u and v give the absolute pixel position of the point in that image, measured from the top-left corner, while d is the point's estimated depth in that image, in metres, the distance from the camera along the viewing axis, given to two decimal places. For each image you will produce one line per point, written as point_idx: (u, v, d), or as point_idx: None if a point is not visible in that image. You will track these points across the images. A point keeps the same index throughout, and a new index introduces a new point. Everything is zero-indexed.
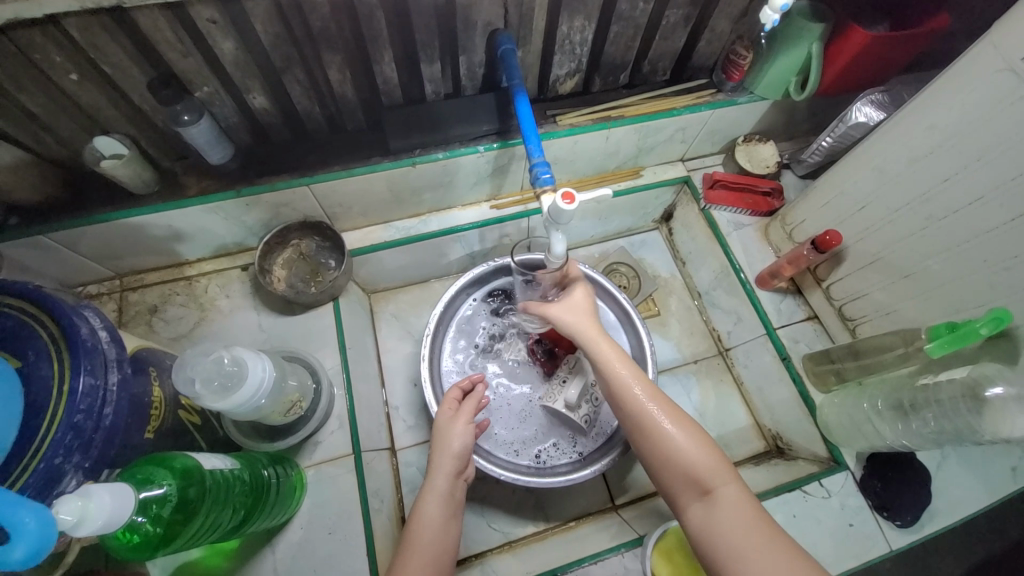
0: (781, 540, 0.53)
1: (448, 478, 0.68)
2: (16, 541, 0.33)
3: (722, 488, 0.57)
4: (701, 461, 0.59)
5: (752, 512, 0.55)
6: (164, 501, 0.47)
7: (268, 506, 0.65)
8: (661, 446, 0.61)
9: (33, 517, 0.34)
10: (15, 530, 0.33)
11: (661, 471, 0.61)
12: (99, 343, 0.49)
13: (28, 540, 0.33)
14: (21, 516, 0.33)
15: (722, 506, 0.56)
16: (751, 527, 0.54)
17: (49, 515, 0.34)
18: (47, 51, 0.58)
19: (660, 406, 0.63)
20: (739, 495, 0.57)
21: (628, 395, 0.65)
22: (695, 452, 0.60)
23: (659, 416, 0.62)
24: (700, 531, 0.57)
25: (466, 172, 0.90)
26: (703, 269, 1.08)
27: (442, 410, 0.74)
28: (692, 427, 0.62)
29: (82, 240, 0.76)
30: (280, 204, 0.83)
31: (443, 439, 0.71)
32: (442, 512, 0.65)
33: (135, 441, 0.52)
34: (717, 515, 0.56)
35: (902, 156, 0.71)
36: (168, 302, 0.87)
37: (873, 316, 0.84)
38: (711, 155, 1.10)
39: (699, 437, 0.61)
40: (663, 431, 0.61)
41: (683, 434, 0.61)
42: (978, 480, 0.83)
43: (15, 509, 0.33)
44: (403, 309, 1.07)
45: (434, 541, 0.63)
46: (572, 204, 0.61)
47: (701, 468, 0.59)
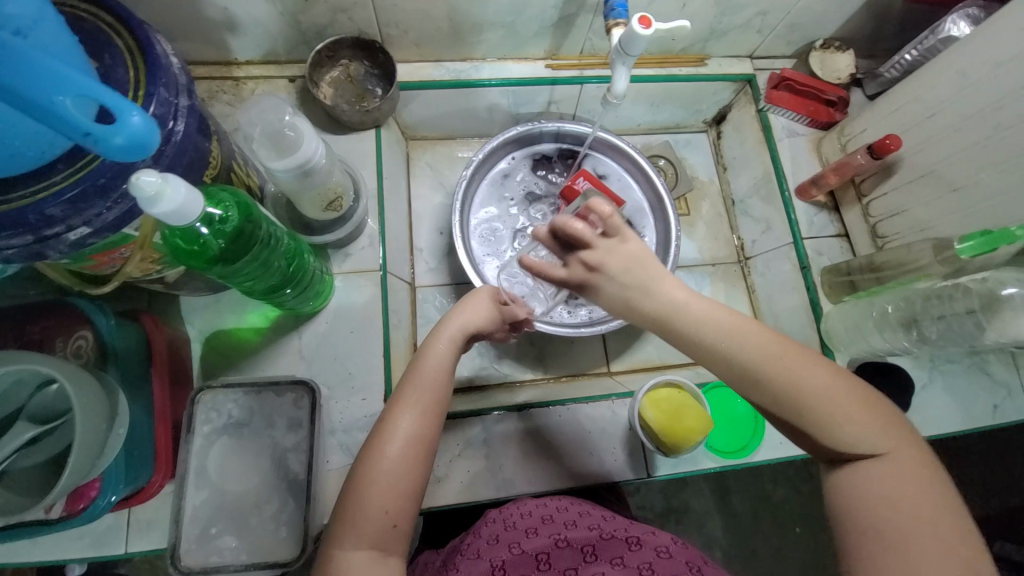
0: (950, 520, 0.44)
1: (461, 330, 0.65)
2: (118, 130, 0.39)
3: (881, 454, 0.48)
4: (857, 425, 0.48)
5: (918, 485, 0.46)
6: (225, 221, 0.50)
7: (304, 284, 0.70)
8: (801, 407, 0.50)
9: (136, 120, 0.40)
10: (123, 121, 0.39)
11: (796, 431, 0.51)
12: (172, 66, 0.50)
13: (127, 134, 0.40)
14: (129, 111, 0.40)
15: (876, 473, 0.47)
16: (916, 506, 0.45)
17: (149, 125, 0.41)
18: None
19: (790, 357, 0.51)
20: (901, 464, 0.47)
21: (758, 350, 0.52)
22: (848, 414, 0.49)
23: (802, 372, 0.50)
24: (842, 498, 0.49)
25: (530, 16, 0.86)
26: (743, 176, 1.07)
27: (479, 288, 0.71)
28: (846, 384, 0.50)
29: (138, 5, 0.74)
30: (338, 9, 0.81)
31: (470, 304, 0.68)
32: (450, 357, 0.63)
33: (196, 178, 0.55)
34: (867, 484, 0.47)
35: (994, 56, 0.67)
36: (215, 99, 0.87)
37: (906, 235, 0.85)
38: (781, 59, 1.04)
39: (855, 397, 0.50)
40: (807, 391, 0.50)
41: (830, 392, 0.49)
42: (956, 405, 0.88)
43: (122, 106, 0.40)
44: (439, 162, 1.08)
45: (435, 380, 0.60)
46: (648, 29, 0.59)
47: (853, 431, 0.48)
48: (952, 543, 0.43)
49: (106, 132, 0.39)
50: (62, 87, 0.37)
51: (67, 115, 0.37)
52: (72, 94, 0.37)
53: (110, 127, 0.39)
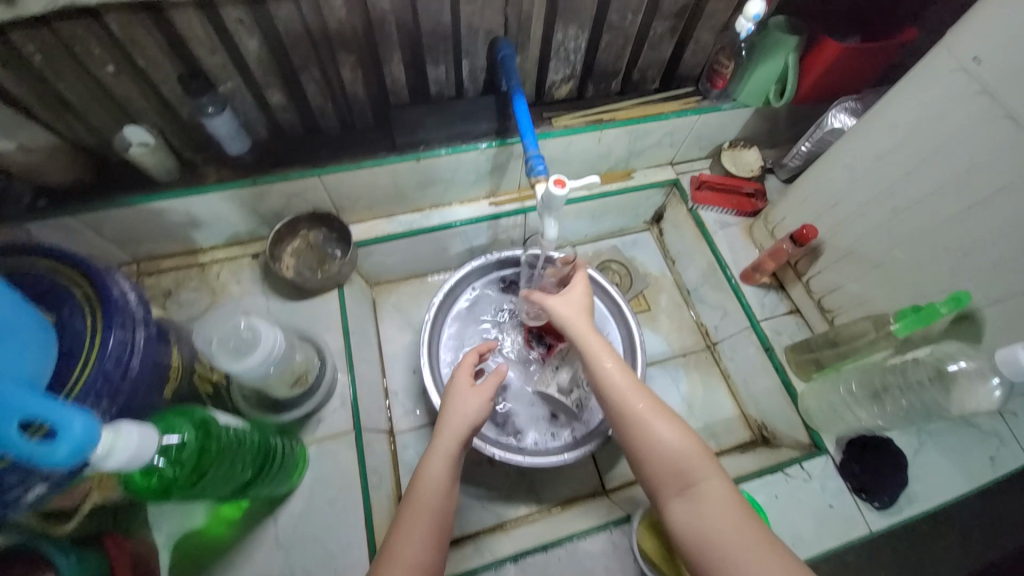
0: (759, 531, 0.56)
1: (458, 442, 0.69)
2: (62, 441, 0.39)
3: (706, 482, 0.61)
4: (686, 454, 0.62)
5: (733, 505, 0.59)
6: (181, 447, 0.51)
7: (274, 472, 0.68)
8: (647, 442, 0.64)
9: (80, 424, 0.40)
10: (65, 430, 0.39)
11: (644, 464, 0.64)
12: (128, 303, 0.53)
13: (71, 442, 0.40)
14: (70, 419, 0.40)
15: (705, 497, 0.60)
16: (732, 521, 0.57)
17: (92, 424, 0.41)
18: (87, 44, 0.64)
19: (643, 399, 0.67)
20: (718, 488, 0.60)
21: (618, 394, 0.67)
22: (679, 447, 0.63)
23: (644, 412, 0.65)
24: (681, 520, 0.60)
25: (466, 170, 0.96)
26: (691, 267, 1.13)
27: (459, 378, 0.76)
28: (675, 421, 0.65)
29: (105, 224, 0.81)
30: (292, 194, 0.89)
31: (459, 410, 0.72)
32: (449, 476, 0.66)
33: (155, 399, 0.56)
34: (698, 508, 0.59)
35: (869, 154, 0.77)
36: (182, 287, 0.91)
37: (849, 307, 0.89)
38: (699, 160, 1.15)
39: (686, 435, 0.64)
40: (648, 427, 0.64)
41: (664, 426, 0.64)
42: (953, 466, 0.86)
43: (64, 415, 0.40)
44: (404, 301, 1.12)
45: (438, 503, 0.64)
46: (564, 189, 0.67)
47: (683, 460, 0.62)
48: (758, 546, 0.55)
49: (49, 447, 0.39)
50: (7, 414, 0.38)
51: (10, 439, 0.38)
52: (17, 417, 0.39)
53: (54, 441, 0.39)
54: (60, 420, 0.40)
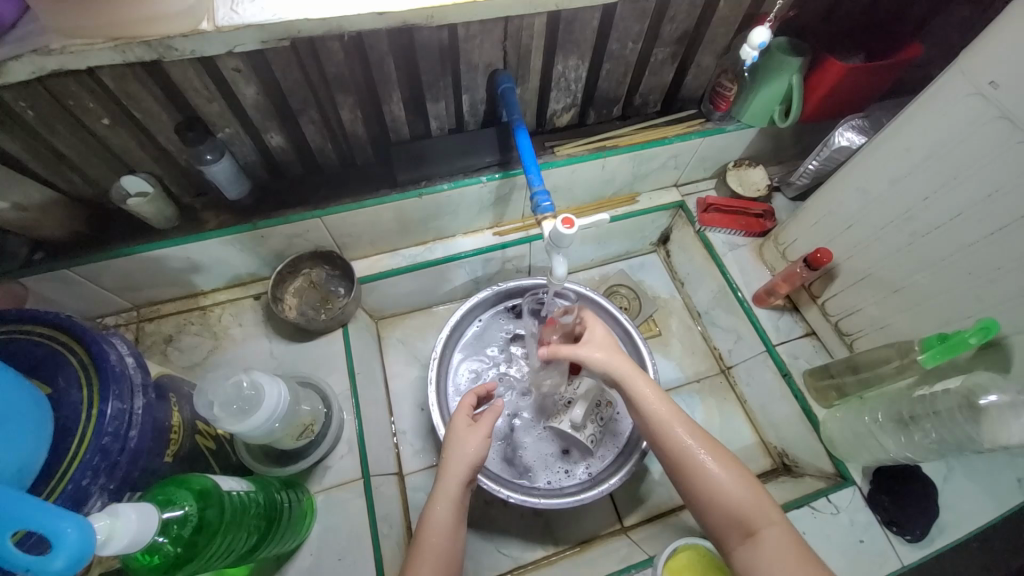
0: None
1: (460, 485, 0.67)
2: (57, 551, 0.35)
3: (771, 528, 0.59)
4: (747, 501, 0.60)
5: (802, 554, 0.57)
6: (184, 521, 0.48)
7: (281, 530, 0.66)
8: (705, 488, 0.62)
9: (75, 530, 0.36)
10: (58, 540, 0.35)
11: (703, 509, 0.62)
12: (126, 368, 0.52)
13: (69, 551, 0.35)
14: (64, 526, 0.35)
15: (772, 546, 0.57)
16: (802, 572, 0.55)
17: (88, 527, 0.36)
18: (81, 99, 0.63)
19: (697, 441, 0.65)
20: (783, 536, 0.58)
21: (669, 436, 0.65)
22: (738, 492, 0.61)
23: (700, 455, 0.63)
24: (747, 569, 0.58)
25: (469, 202, 0.94)
26: (701, 290, 1.11)
27: (457, 418, 0.73)
28: (732, 464, 0.63)
29: (104, 273, 0.79)
30: (294, 235, 0.87)
31: (457, 451, 0.69)
32: (452, 519, 0.64)
33: (156, 465, 0.54)
34: (764, 556, 0.57)
35: (883, 177, 0.75)
36: (183, 332, 0.89)
37: (868, 331, 0.87)
38: (704, 180, 1.14)
39: (743, 478, 0.62)
40: (704, 472, 0.62)
41: (721, 470, 0.62)
42: (985, 492, 0.81)
43: (56, 520, 0.35)
44: (410, 334, 1.10)
45: (444, 548, 0.62)
46: (572, 229, 0.65)
47: (745, 507, 0.60)
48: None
49: (43, 558, 0.34)
50: None
51: None
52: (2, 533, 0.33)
53: (47, 552, 0.35)
54: (49, 530, 0.35)
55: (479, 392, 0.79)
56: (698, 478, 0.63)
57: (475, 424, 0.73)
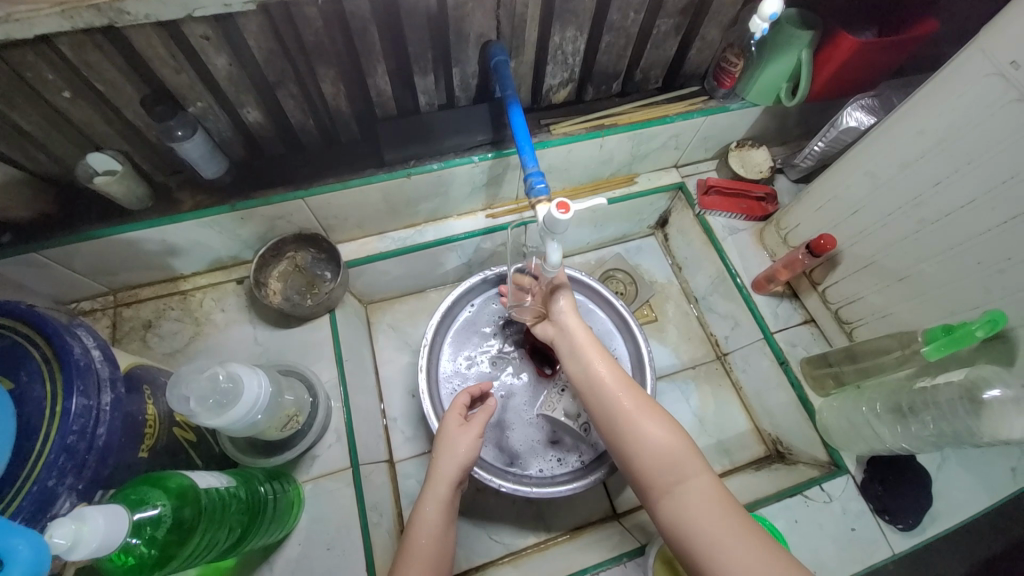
0: (750, 529, 0.53)
1: (449, 486, 0.65)
2: (10, 567, 0.33)
3: (695, 478, 0.57)
4: (674, 449, 0.60)
5: (723, 502, 0.55)
6: (158, 522, 0.47)
7: (265, 523, 0.64)
8: (634, 439, 0.62)
9: (28, 545, 0.34)
10: (9, 556, 0.33)
11: (632, 462, 0.62)
12: (92, 362, 0.49)
13: (23, 566, 0.33)
14: (15, 542, 0.34)
15: (693, 493, 0.56)
16: (721, 517, 0.54)
17: (41, 542, 0.35)
18: (38, 70, 0.58)
19: (628, 394, 0.65)
20: (708, 486, 0.57)
21: (604, 392, 0.66)
22: (665, 443, 0.60)
23: (630, 409, 0.64)
24: (669, 521, 0.56)
25: (460, 182, 0.90)
26: (699, 275, 1.09)
27: (450, 417, 0.71)
28: (664, 418, 0.63)
29: (75, 257, 0.75)
30: (276, 217, 0.83)
31: (448, 451, 0.68)
32: (442, 521, 0.64)
33: (129, 460, 0.52)
34: (686, 502, 0.56)
35: (894, 160, 0.71)
36: (163, 317, 0.86)
37: (869, 319, 0.85)
38: (705, 161, 1.10)
39: (673, 431, 0.62)
40: (634, 423, 0.63)
41: (650, 423, 0.62)
42: (978, 480, 0.81)
43: (8, 536, 0.34)
44: (400, 319, 1.07)
45: (434, 551, 0.62)
46: (568, 214, 0.61)
47: (672, 456, 0.59)
48: (750, 546, 0.51)
49: None
50: None
51: None
52: None
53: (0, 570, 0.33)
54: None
55: (473, 392, 0.77)
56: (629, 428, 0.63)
57: (467, 423, 0.71)
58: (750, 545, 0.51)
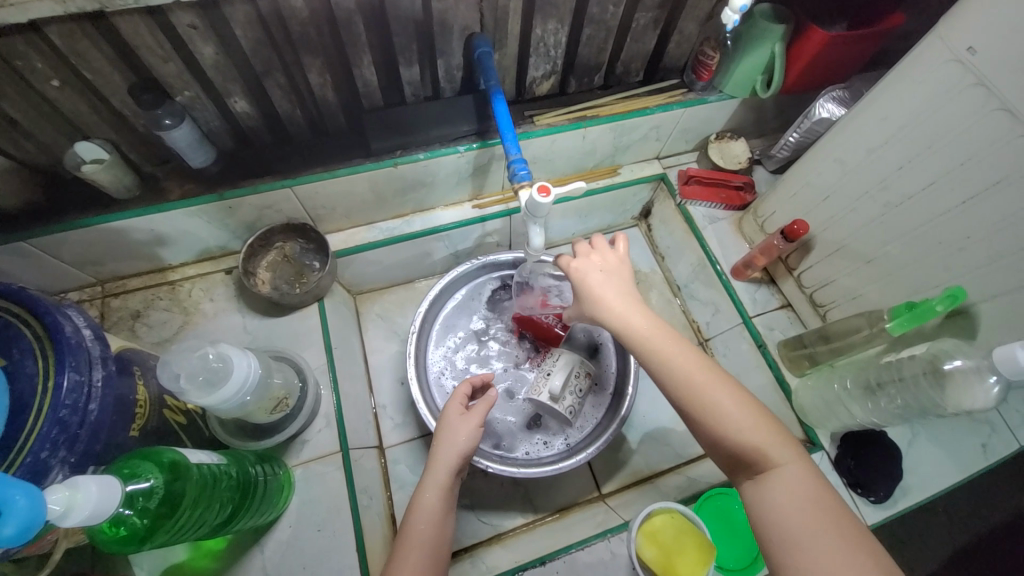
0: (842, 520, 0.48)
1: (449, 472, 0.66)
2: (6, 519, 0.35)
3: (782, 467, 0.52)
4: (759, 438, 0.54)
5: (812, 492, 0.51)
6: (150, 493, 0.48)
7: (256, 503, 0.65)
8: (715, 425, 0.55)
9: (26, 498, 0.36)
10: (7, 507, 0.35)
11: (715, 445, 0.56)
12: (84, 340, 0.50)
13: (18, 518, 0.35)
14: (14, 494, 0.35)
15: (783, 486, 0.51)
16: (813, 508, 0.49)
17: (39, 495, 0.37)
18: (24, 56, 0.59)
19: (705, 375, 0.57)
20: (799, 473, 0.52)
21: (677, 372, 0.57)
22: (750, 430, 0.54)
23: (707, 388, 0.56)
24: (755, 508, 0.53)
25: (446, 172, 0.92)
26: (681, 264, 1.12)
27: (451, 406, 0.73)
28: (744, 397, 0.56)
29: (62, 247, 0.76)
30: (264, 206, 0.84)
31: (448, 438, 0.69)
32: (440, 506, 0.65)
33: (119, 439, 0.53)
34: (774, 495, 0.52)
35: (861, 147, 0.75)
36: (151, 307, 0.87)
37: (841, 301, 0.89)
38: (686, 153, 1.12)
39: (758, 416, 0.55)
40: (713, 406, 0.55)
41: (732, 405, 0.55)
42: (948, 456, 0.84)
43: (5, 487, 0.35)
44: (389, 309, 1.09)
45: (433, 534, 0.62)
46: (548, 197, 0.65)
47: (758, 444, 0.53)
48: (846, 548, 0.46)
49: None
50: None
51: None
52: None
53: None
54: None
55: (474, 382, 0.78)
56: (708, 413, 0.55)
57: (467, 412, 0.72)
58: (845, 544, 0.47)
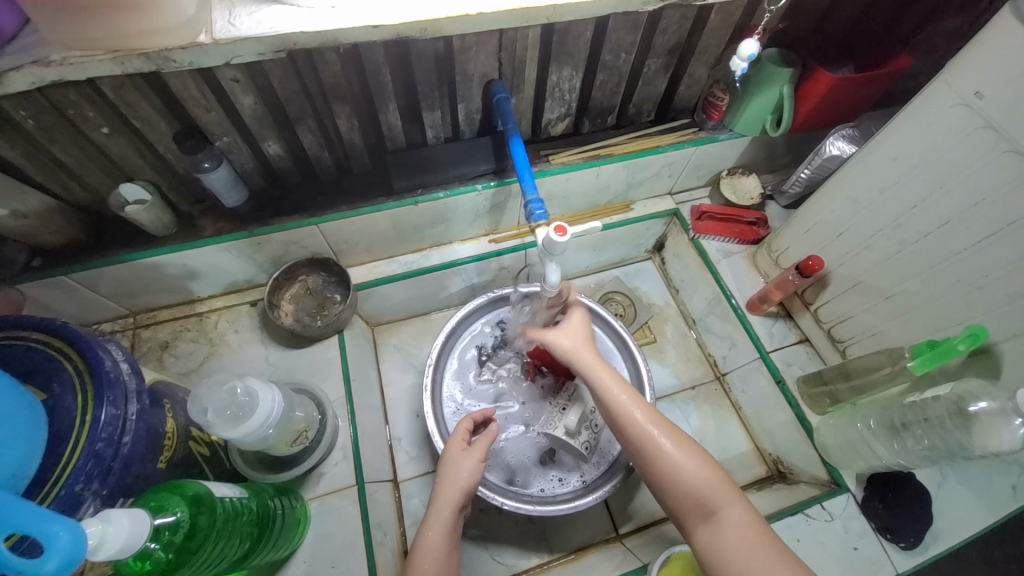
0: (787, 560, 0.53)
1: (453, 509, 0.66)
2: (49, 554, 0.36)
3: (728, 509, 0.58)
4: (706, 482, 0.60)
5: (756, 533, 0.56)
6: (175, 528, 0.49)
7: (273, 538, 0.66)
8: (666, 470, 0.61)
9: (67, 533, 0.37)
10: (50, 542, 0.36)
11: (666, 491, 0.62)
12: (121, 374, 0.52)
13: (60, 554, 0.37)
14: (57, 529, 0.37)
15: (729, 527, 0.57)
16: (758, 547, 0.55)
17: (79, 530, 0.38)
18: (81, 108, 0.64)
19: (655, 424, 0.64)
20: (744, 516, 0.58)
21: (632, 421, 0.65)
22: (699, 475, 0.60)
23: (659, 437, 0.63)
24: (706, 552, 0.58)
25: (464, 209, 0.95)
26: (695, 297, 1.12)
27: (453, 441, 0.72)
28: (692, 446, 0.63)
29: (101, 280, 0.80)
30: (290, 242, 0.88)
31: (451, 475, 0.69)
32: (445, 544, 0.64)
33: (148, 471, 0.54)
34: (722, 536, 0.57)
35: (873, 185, 0.76)
36: (179, 338, 0.90)
37: (860, 337, 0.88)
38: (698, 188, 1.15)
39: (706, 464, 0.62)
40: (664, 453, 0.62)
41: (681, 453, 0.62)
42: (982, 500, 0.81)
43: (49, 523, 0.37)
44: (406, 341, 1.11)
45: (439, 573, 0.62)
46: (565, 236, 0.67)
47: (705, 487, 0.59)
48: None
49: (36, 561, 0.35)
50: None
51: None
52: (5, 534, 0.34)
53: (39, 556, 0.36)
54: (42, 533, 0.36)
55: (478, 417, 0.78)
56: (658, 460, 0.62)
57: (469, 447, 0.72)
58: None
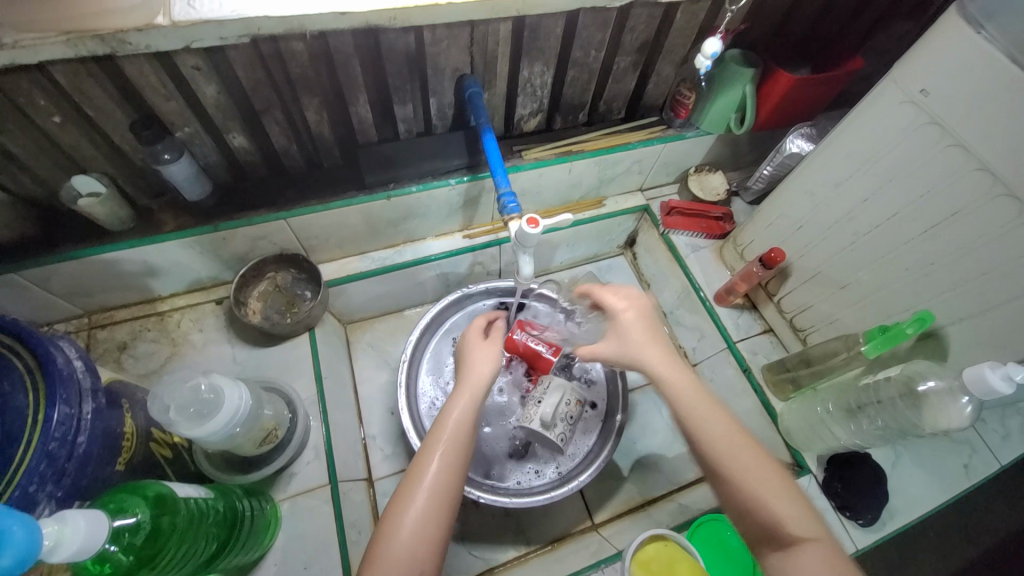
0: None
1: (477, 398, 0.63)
2: (4, 549, 0.34)
3: (809, 535, 0.50)
4: (787, 507, 0.52)
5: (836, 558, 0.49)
6: (137, 529, 0.47)
7: (242, 539, 0.64)
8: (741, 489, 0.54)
9: (22, 527, 0.36)
10: (4, 538, 0.35)
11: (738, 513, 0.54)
12: (74, 372, 0.50)
13: (16, 548, 0.35)
14: (11, 523, 0.35)
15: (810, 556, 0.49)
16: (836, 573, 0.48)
17: (35, 525, 0.36)
18: (31, 95, 0.60)
19: (733, 438, 0.56)
20: (827, 540, 0.50)
21: (703, 427, 0.57)
22: (780, 497, 0.52)
23: (739, 454, 0.55)
24: None
25: (438, 204, 0.95)
26: (666, 291, 1.15)
27: (470, 332, 0.77)
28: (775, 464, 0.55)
29: (52, 278, 0.76)
30: (258, 237, 0.85)
31: (473, 363, 0.68)
32: (469, 422, 0.60)
33: (105, 473, 0.52)
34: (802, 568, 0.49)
35: (830, 180, 0.80)
36: (139, 339, 0.86)
37: (820, 325, 0.92)
38: (667, 185, 1.18)
39: (786, 486, 0.54)
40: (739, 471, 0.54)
41: (761, 469, 0.54)
42: (932, 477, 0.86)
43: (4, 517, 0.35)
44: (379, 338, 1.09)
45: (455, 456, 0.57)
46: (537, 228, 0.67)
47: (785, 514, 0.52)
48: None
49: None
50: None
51: None
52: None
53: None
54: None
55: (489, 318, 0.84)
56: (733, 480, 0.54)
57: (487, 340, 0.74)
58: None
